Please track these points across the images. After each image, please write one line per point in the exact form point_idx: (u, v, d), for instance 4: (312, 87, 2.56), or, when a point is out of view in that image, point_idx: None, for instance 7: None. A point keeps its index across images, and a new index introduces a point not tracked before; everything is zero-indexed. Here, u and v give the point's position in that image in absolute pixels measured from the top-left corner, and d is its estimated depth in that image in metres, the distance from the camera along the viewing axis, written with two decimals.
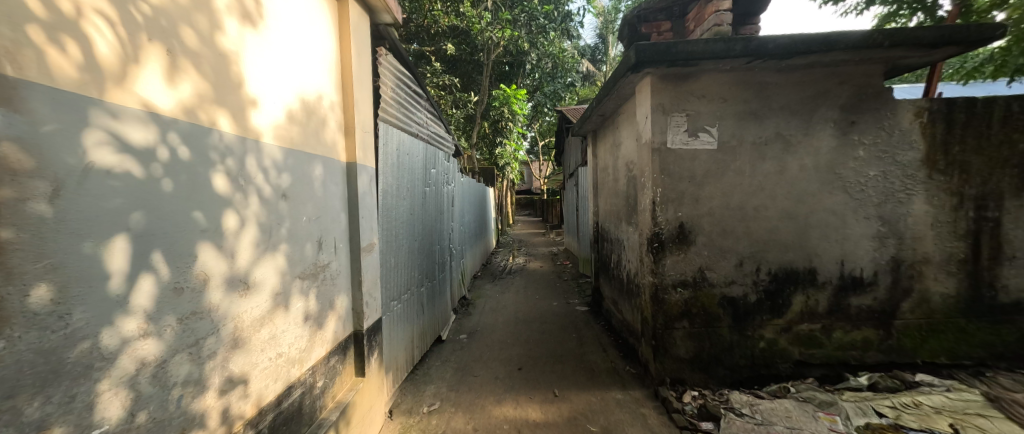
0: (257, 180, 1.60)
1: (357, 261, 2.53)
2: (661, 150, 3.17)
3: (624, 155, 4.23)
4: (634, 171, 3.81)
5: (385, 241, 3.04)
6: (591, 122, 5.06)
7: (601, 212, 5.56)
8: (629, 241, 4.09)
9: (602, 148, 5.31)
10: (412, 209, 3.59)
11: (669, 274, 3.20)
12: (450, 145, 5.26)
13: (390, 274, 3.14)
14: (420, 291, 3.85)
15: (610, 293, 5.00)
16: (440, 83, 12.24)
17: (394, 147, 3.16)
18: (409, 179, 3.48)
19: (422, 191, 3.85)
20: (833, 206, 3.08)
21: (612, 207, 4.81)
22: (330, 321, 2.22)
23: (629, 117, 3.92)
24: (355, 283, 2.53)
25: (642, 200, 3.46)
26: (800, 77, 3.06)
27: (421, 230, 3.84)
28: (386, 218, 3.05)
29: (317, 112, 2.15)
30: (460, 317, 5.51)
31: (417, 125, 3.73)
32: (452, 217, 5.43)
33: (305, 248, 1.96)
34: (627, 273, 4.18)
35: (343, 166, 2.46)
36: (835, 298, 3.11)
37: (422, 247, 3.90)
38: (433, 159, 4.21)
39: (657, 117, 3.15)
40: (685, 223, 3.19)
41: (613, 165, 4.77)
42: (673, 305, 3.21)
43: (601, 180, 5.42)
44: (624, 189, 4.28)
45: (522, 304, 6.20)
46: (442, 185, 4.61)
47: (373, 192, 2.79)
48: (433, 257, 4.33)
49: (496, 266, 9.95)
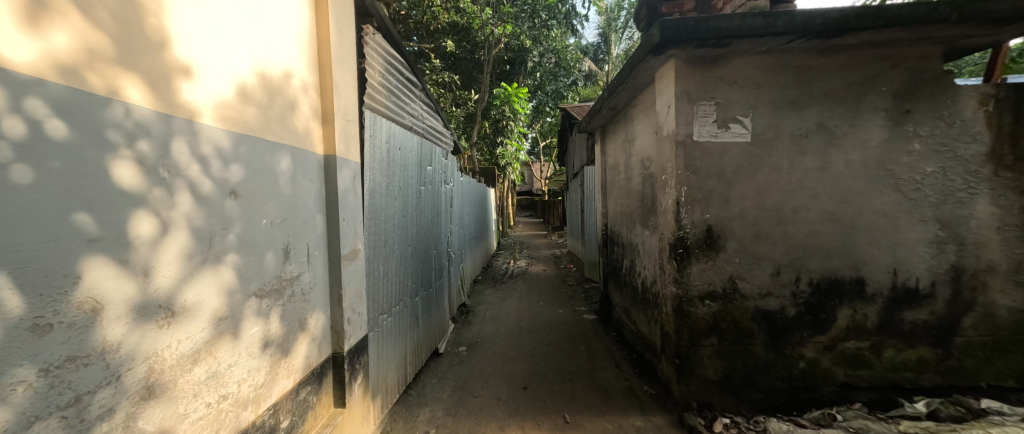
0: (189, 171, 1.22)
1: (337, 271, 2.15)
2: (686, 144, 2.79)
3: (639, 151, 3.85)
4: (652, 169, 3.42)
5: (373, 246, 2.66)
6: (601, 115, 4.68)
7: (610, 213, 5.17)
8: (645, 247, 3.70)
9: (612, 145, 4.92)
10: (405, 210, 3.21)
11: (695, 284, 2.82)
12: (449, 141, 4.88)
13: (379, 285, 2.75)
14: (414, 302, 3.47)
15: (622, 302, 4.61)
16: (439, 81, 11.89)
17: (383, 140, 2.78)
18: (402, 177, 3.10)
19: (417, 190, 3.46)
20: (884, 207, 2.70)
21: (624, 208, 4.42)
22: (301, 346, 1.84)
23: (645, 108, 3.54)
24: (334, 297, 2.15)
25: (662, 200, 3.08)
26: (846, 59, 2.68)
27: (415, 234, 3.46)
28: (374, 220, 2.67)
29: (284, 91, 1.77)
30: (460, 327, 5.12)
31: (411, 117, 3.36)
32: (451, 219, 5.06)
33: (265, 258, 1.59)
34: (643, 280, 3.80)
35: (320, 159, 2.08)
36: (885, 313, 2.72)
37: (417, 253, 3.51)
38: (429, 155, 3.83)
39: (681, 106, 2.77)
40: (713, 226, 2.81)
41: (624, 163, 4.38)
42: (700, 320, 2.82)
43: (611, 179, 5.03)
44: (638, 189, 3.89)
45: (525, 312, 5.82)
46: (439, 184, 4.24)
47: (357, 191, 2.40)
48: (429, 264, 3.95)
49: (497, 270, 9.56)
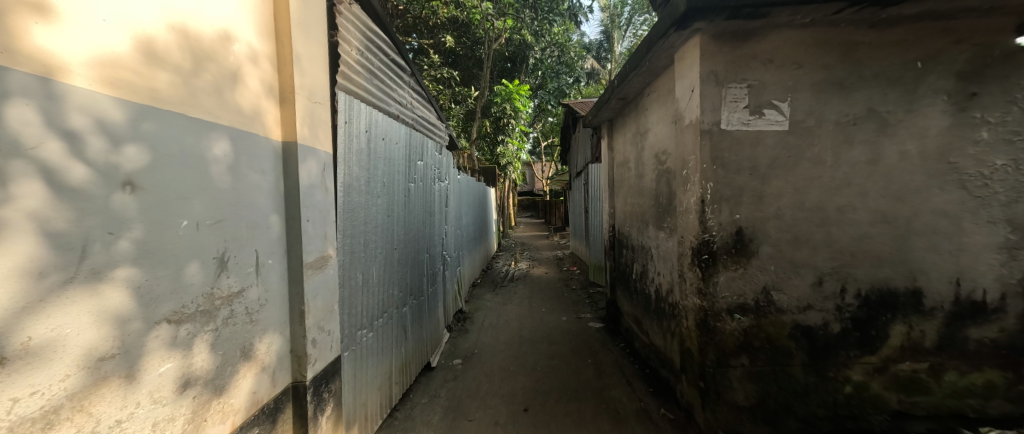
0: (38, 150, 0.88)
1: (298, 283, 1.78)
2: (713, 133, 2.40)
3: (653, 145, 3.47)
4: (670, 163, 3.04)
5: (348, 251, 2.28)
6: (609, 107, 4.30)
7: (618, 214, 4.78)
8: (661, 252, 3.32)
9: (621, 140, 4.54)
10: (391, 208, 2.82)
11: (723, 295, 2.43)
12: (444, 135, 4.50)
13: (357, 296, 2.37)
14: (402, 312, 3.09)
15: (631, 310, 4.22)
16: (438, 77, 11.54)
17: (363, 128, 2.40)
18: (386, 172, 2.73)
19: (405, 187, 3.08)
20: (945, 206, 2.32)
21: (635, 208, 4.04)
22: (244, 380, 1.46)
23: (661, 96, 3.16)
24: (294, 315, 1.77)
25: (682, 198, 2.70)
26: (901, 34, 2.31)
27: (404, 236, 3.09)
28: (350, 220, 2.30)
29: (220, 56, 1.39)
30: (456, 336, 4.74)
31: (398, 104, 2.97)
32: (446, 219, 4.67)
33: (186, 271, 1.21)
34: (657, 288, 3.41)
35: (275, 146, 1.70)
36: (946, 330, 2.34)
37: (405, 259, 3.13)
38: (420, 148, 3.45)
39: (708, 89, 2.39)
40: (744, 229, 2.42)
41: (635, 159, 4.01)
42: (728, 337, 2.43)
43: (619, 177, 4.65)
44: (652, 186, 3.51)
45: (526, 319, 5.44)
46: (432, 181, 3.86)
47: (327, 186, 2.03)
48: (421, 269, 3.57)
49: (497, 273, 9.15)
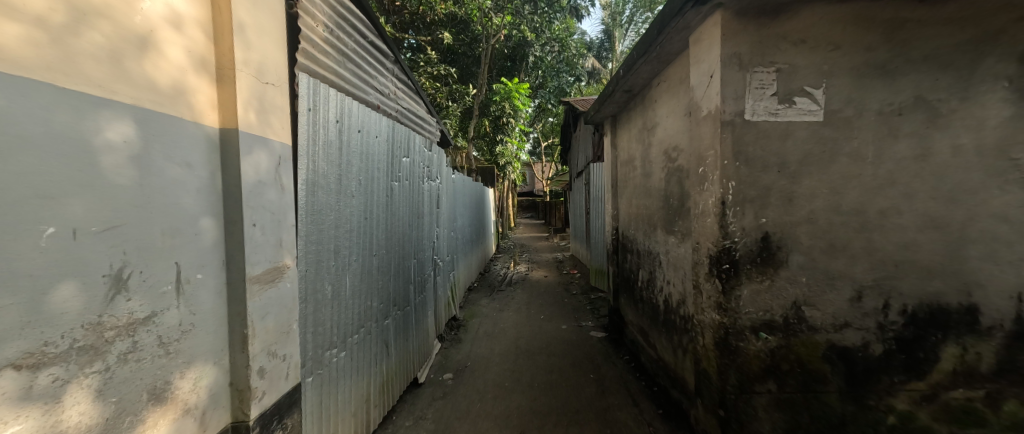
0: None
1: (240, 302, 1.46)
2: (735, 124, 2.09)
3: (662, 141, 3.15)
4: (683, 160, 2.73)
5: (313, 259, 1.96)
6: (613, 100, 3.99)
7: (622, 216, 4.46)
8: (672, 259, 3.00)
9: (626, 137, 4.22)
10: (369, 210, 2.51)
11: (747, 311, 2.12)
12: (435, 131, 4.19)
13: (325, 310, 2.06)
14: (383, 325, 2.77)
15: (637, 320, 3.91)
16: (435, 74, 11.23)
17: (333, 118, 2.09)
18: (363, 169, 2.41)
19: (387, 186, 2.77)
20: (1006, 210, 1.99)
21: (641, 210, 3.71)
22: (153, 430, 1.15)
23: (673, 86, 2.84)
24: (235, 340, 1.45)
25: (698, 200, 2.39)
26: (955, 11, 1.99)
27: (385, 241, 2.76)
28: (316, 224, 1.98)
29: (118, 13, 1.07)
30: (448, 346, 4.43)
31: (378, 93, 2.66)
32: (438, 221, 4.36)
33: (49, 295, 0.90)
34: (667, 298, 3.10)
35: (208, 134, 1.38)
36: (1008, 353, 2.01)
37: (387, 266, 2.81)
38: (406, 143, 3.14)
39: (730, 74, 2.07)
40: (771, 235, 2.10)
41: (642, 157, 3.69)
42: (753, 359, 2.12)
43: (624, 177, 4.33)
44: (661, 186, 3.19)
45: (523, 327, 5.12)
46: (420, 180, 3.55)
47: (283, 184, 1.71)
48: (407, 277, 3.26)
49: (494, 276, 8.85)
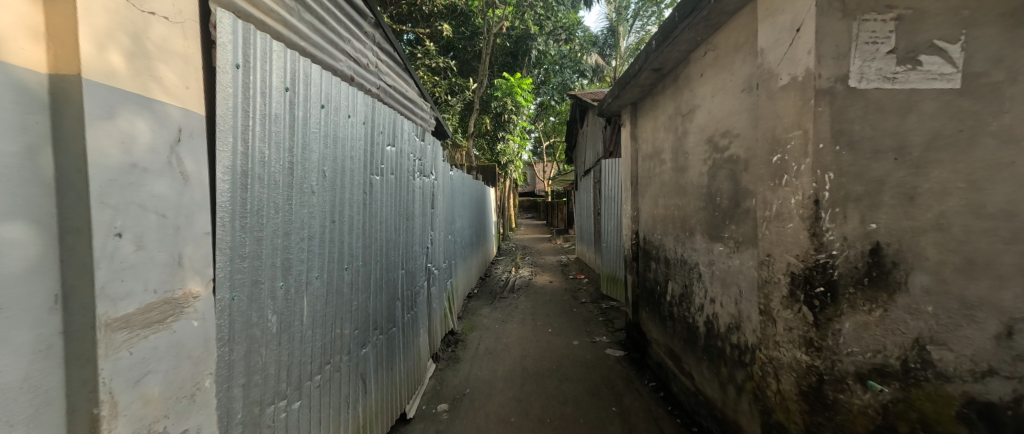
0: None
1: (87, 364, 0.88)
2: (836, 94, 1.53)
3: (704, 128, 2.57)
4: (739, 149, 2.15)
5: (249, 282, 1.37)
6: (637, 83, 3.42)
7: (645, 218, 3.87)
8: (719, 272, 2.42)
9: (650, 126, 3.63)
10: (339, 211, 1.92)
11: (849, 351, 1.55)
12: (428, 118, 3.60)
13: (270, 349, 1.48)
14: (361, 355, 2.19)
15: (665, 341, 3.33)
16: (434, 67, 10.66)
17: (282, 83, 1.50)
18: (329, 157, 1.83)
19: (363, 180, 2.18)
20: None
21: (673, 211, 3.13)
22: None
23: (725, 56, 2.26)
24: (78, 426, 0.88)
25: (768, 198, 1.81)
26: None
27: (362, 249, 2.18)
28: (253, 232, 1.39)
29: None
30: (444, 368, 3.85)
31: (352, 62, 2.09)
32: (433, 223, 3.78)
33: None
34: (712, 320, 2.52)
35: (21, 82, 0.81)
36: None
37: (365, 281, 2.22)
38: (392, 128, 2.56)
39: (828, 26, 1.52)
40: (883, 247, 1.52)
41: (673, 150, 3.11)
42: (858, 417, 1.55)
43: (647, 173, 3.74)
44: (702, 182, 2.60)
45: (530, 342, 4.54)
46: (410, 175, 2.96)
47: (186, 171, 1.12)
48: (393, 292, 2.67)
49: (496, 281, 8.26)
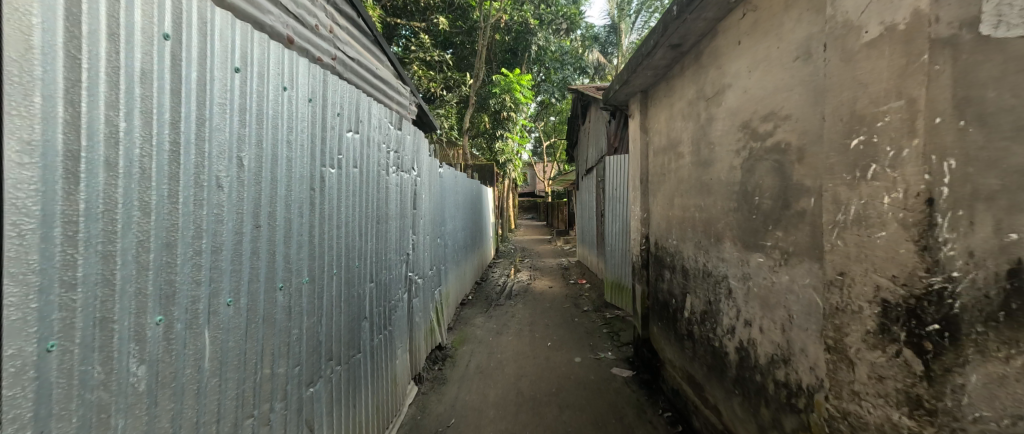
0: None
1: None
2: (962, 46, 1.04)
3: (736, 112, 2.10)
4: (791, 135, 1.68)
5: (84, 321, 0.90)
6: (650, 65, 2.95)
7: (657, 221, 3.40)
8: (758, 289, 1.94)
9: (665, 115, 3.16)
10: (268, 212, 1.45)
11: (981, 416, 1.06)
12: (408, 103, 3.13)
13: (135, 417, 1.00)
14: (308, 395, 1.72)
15: (683, 364, 2.85)
16: (428, 61, 10.19)
17: (159, 27, 1.03)
18: (252, 141, 1.36)
19: (310, 172, 1.70)
20: None
21: (694, 213, 2.65)
22: None
23: (770, 19, 1.80)
24: None
25: (841, 196, 1.34)
26: None
27: (309, 261, 1.71)
28: (94, 246, 0.91)
29: None
30: (428, 390, 3.38)
31: (283, 14, 1.61)
32: (415, 225, 3.31)
33: None
34: (747, 348, 2.04)
35: None
36: None
37: (313, 301, 1.75)
38: (354, 109, 2.08)
39: None
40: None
41: (693, 141, 2.64)
42: None
43: (661, 169, 3.27)
44: (733, 179, 2.13)
45: (526, 358, 4.08)
46: (381, 170, 2.49)
47: None
48: (358, 310, 2.20)
49: (493, 286, 7.80)
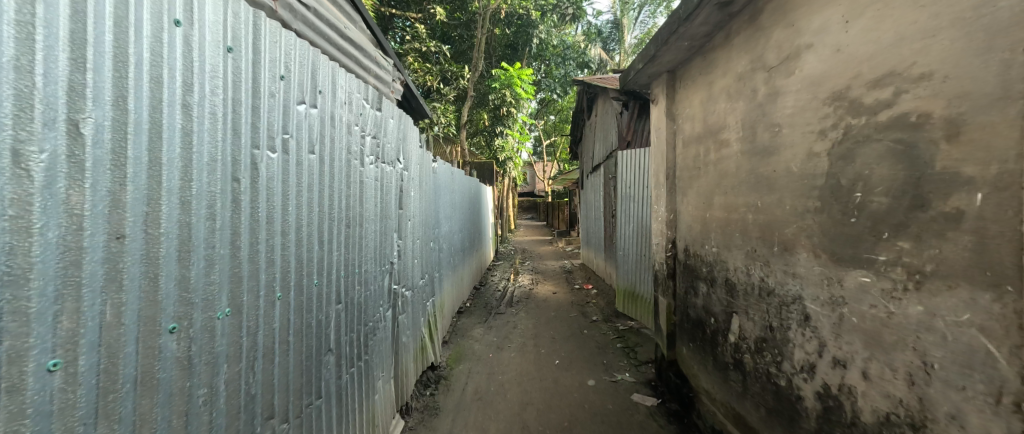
0: None
1: None
2: None
3: (820, 81, 1.58)
4: (931, 101, 1.16)
5: None
6: (686, 34, 2.42)
7: (688, 223, 2.88)
8: (859, 320, 1.42)
9: (700, 97, 2.64)
10: (144, 214, 0.91)
11: None
12: (391, 79, 2.58)
13: None
14: None
15: (728, 400, 2.32)
16: (425, 52, 9.64)
17: None
18: (101, 95, 0.82)
19: (229, 153, 1.15)
20: None
21: (744, 214, 2.13)
22: None
23: None
24: None
25: None
26: None
27: (228, 285, 1.17)
28: None
29: None
30: (417, 424, 2.85)
31: None
32: (402, 228, 2.75)
33: None
34: (840, 396, 1.51)
35: None
36: None
37: (237, 341, 1.21)
38: (311, 74, 1.53)
39: None
40: None
41: (744, 125, 2.12)
42: None
43: (694, 162, 2.74)
44: (815, 169, 1.62)
45: (532, 380, 3.54)
46: (354, 159, 1.94)
47: None
48: (318, 343, 1.65)
49: (493, 291, 7.25)
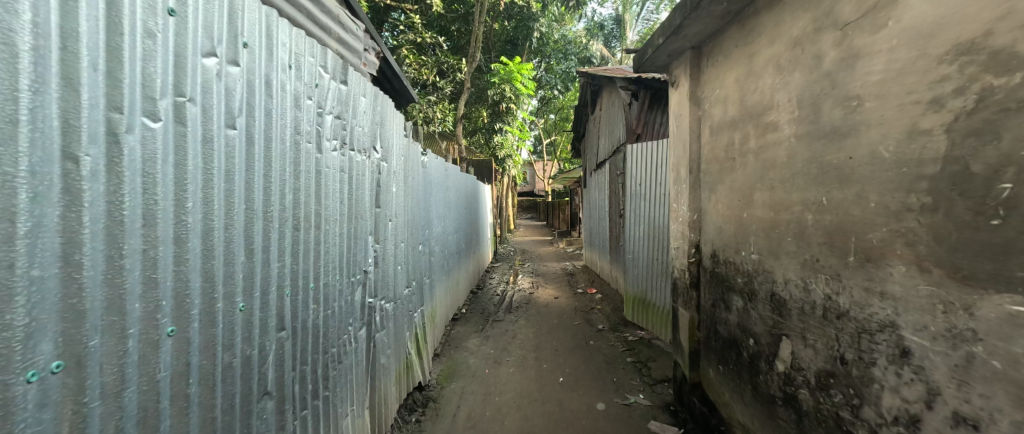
0: None
1: None
2: None
3: (934, 31, 1.17)
4: None
5: None
6: None
7: (717, 225, 2.44)
8: (1007, 367, 1.02)
9: (735, 75, 2.21)
10: None
11: None
12: (360, 49, 2.15)
13: None
14: None
15: None
16: (420, 43, 9.18)
17: None
18: None
19: (53, 112, 0.71)
20: None
21: (801, 214, 1.70)
22: None
23: None
24: None
25: None
26: None
27: (55, 325, 0.73)
28: None
29: None
30: None
31: None
32: (379, 229, 2.31)
33: None
34: None
35: None
36: None
37: (80, 411, 0.77)
38: (232, 17, 1.10)
39: None
40: None
41: (800, 101, 1.70)
42: None
43: (727, 153, 2.32)
44: (920, 153, 1.20)
45: (534, 403, 3.10)
46: (310, 141, 1.49)
47: None
48: (249, 387, 1.22)
49: (490, 295, 6.81)
